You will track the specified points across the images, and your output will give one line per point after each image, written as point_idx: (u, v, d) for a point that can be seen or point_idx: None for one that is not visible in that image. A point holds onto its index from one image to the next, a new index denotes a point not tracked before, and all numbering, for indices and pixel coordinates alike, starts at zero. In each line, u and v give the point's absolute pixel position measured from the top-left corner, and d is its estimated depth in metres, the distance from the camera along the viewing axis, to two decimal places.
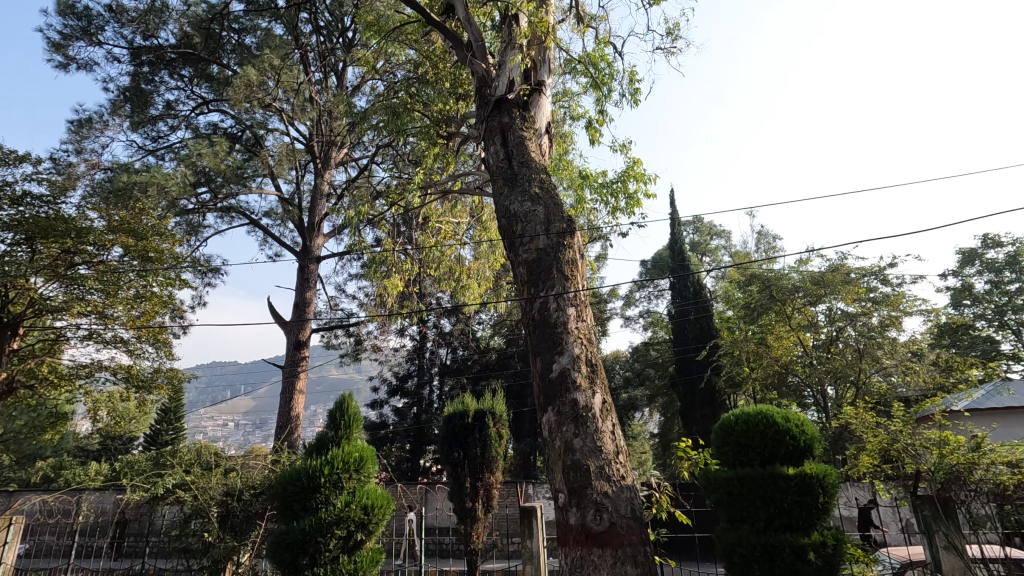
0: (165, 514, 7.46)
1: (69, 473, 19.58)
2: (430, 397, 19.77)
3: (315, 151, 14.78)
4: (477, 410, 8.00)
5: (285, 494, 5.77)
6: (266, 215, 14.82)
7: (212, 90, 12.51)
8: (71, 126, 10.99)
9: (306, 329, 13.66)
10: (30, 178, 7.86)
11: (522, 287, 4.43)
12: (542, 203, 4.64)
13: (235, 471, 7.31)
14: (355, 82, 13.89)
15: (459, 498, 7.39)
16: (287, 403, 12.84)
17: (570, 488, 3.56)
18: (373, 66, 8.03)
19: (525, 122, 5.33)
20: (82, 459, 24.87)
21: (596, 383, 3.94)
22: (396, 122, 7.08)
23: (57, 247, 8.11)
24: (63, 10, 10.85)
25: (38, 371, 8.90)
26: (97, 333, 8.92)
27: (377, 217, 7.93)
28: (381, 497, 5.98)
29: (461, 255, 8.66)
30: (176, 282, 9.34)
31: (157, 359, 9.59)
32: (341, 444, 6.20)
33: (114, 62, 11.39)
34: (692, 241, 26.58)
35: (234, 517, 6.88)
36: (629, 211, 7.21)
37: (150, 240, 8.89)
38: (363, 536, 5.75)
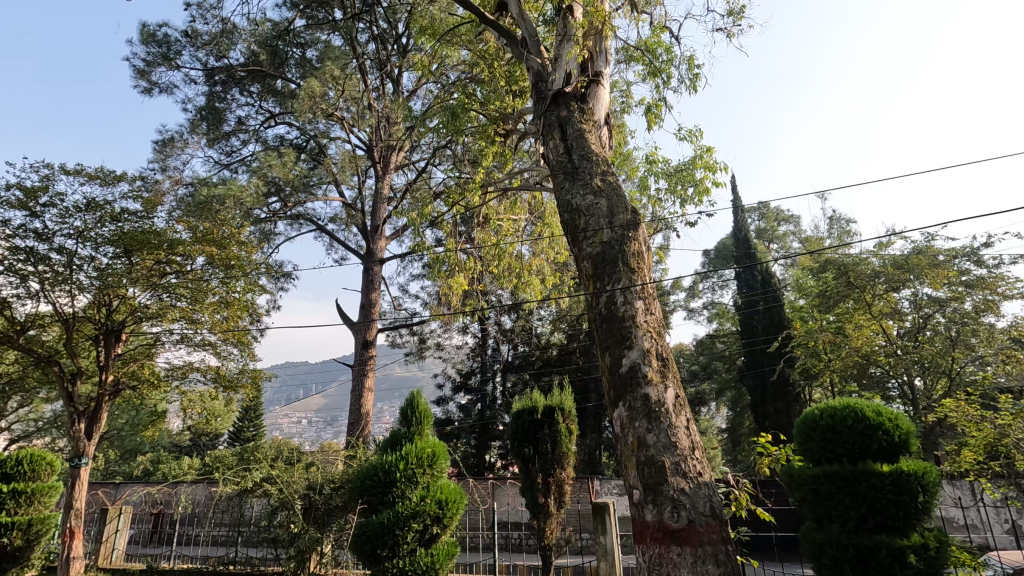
0: (254, 506, 7.99)
1: (165, 467, 21.36)
2: (494, 393, 20.03)
3: (376, 155, 15.23)
4: (546, 406, 7.95)
5: (363, 488, 6.04)
6: (331, 220, 15.41)
7: (279, 104, 13.13)
8: (156, 146, 11.85)
9: (372, 330, 14.14)
10: (126, 196, 8.52)
11: (588, 281, 4.37)
12: (606, 195, 4.55)
13: (316, 466, 7.70)
14: (411, 86, 14.18)
15: (532, 493, 7.47)
16: (358, 401, 13.33)
17: (645, 484, 3.49)
18: (429, 68, 8.16)
19: (583, 114, 5.24)
20: (177, 454, 27.10)
21: (668, 377, 3.83)
22: (455, 123, 7.13)
23: (151, 259, 8.78)
24: (145, 38, 11.67)
25: (140, 373, 9.73)
26: (189, 337, 9.59)
27: (439, 218, 8.08)
28: (454, 492, 6.09)
29: (522, 251, 8.69)
30: (256, 287, 9.89)
31: (241, 361, 10.22)
32: (414, 439, 6.38)
33: (191, 83, 12.15)
34: (758, 228, 25.46)
35: (316, 509, 7.24)
36: (698, 200, 6.97)
37: (230, 249, 9.47)
38: (438, 529, 5.88)
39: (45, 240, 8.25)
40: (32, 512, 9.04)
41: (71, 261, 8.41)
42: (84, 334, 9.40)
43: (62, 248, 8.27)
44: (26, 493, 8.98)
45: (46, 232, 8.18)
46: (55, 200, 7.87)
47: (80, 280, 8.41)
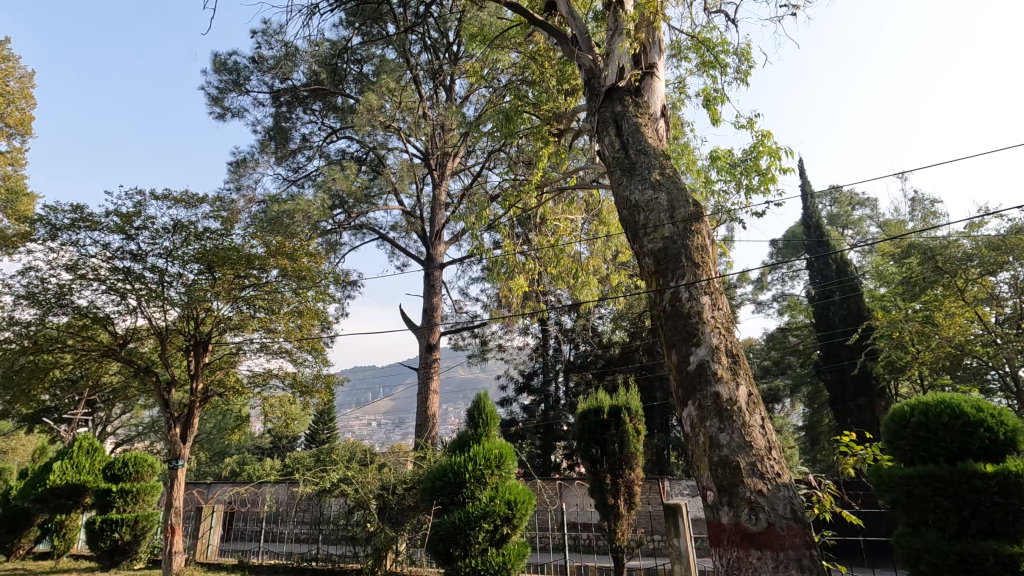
0: (332, 505, 8.36)
1: (250, 469, 22.75)
2: (557, 394, 20.00)
3: (432, 163, 15.58)
4: (612, 406, 7.83)
5: (435, 489, 6.19)
6: (392, 229, 15.89)
7: (339, 119, 13.69)
8: (231, 167, 12.64)
9: (435, 333, 14.46)
10: (207, 216, 9.15)
11: (650, 278, 4.25)
12: (665, 189, 4.42)
13: (388, 467, 7.97)
14: (464, 92, 14.44)
15: (601, 495, 7.42)
16: (424, 403, 13.67)
17: (719, 485, 3.36)
18: (480, 74, 8.27)
19: (638, 108, 5.13)
20: (260, 456, 28.80)
21: (740, 374, 3.67)
22: (509, 126, 7.15)
23: (231, 273, 9.37)
24: (217, 67, 12.49)
25: (226, 380, 10.42)
26: (267, 346, 10.18)
27: (496, 221, 8.17)
28: (523, 493, 6.12)
29: (581, 251, 8.62)
30: (326, 295, 10.39)
31: (316, 366, 10.75)
32: (481, 440, 6.47)
33: (259, 106, 12.87)
34: (830, 215, 24.09)
35: (390, 509, 7.50)
36: (763, 189, 6.68)
37: (302, 261, 9.98)
38: (509, 530, 5.94)
39: (139, 260, 8.99)
40: (137, 510, 9.84)
41: (162, 279, 9.11)
42: (175, 346, 10.17)
43: (154, 267, 8.98)
44: (132, 492, 9.81)
45: (140, 253, 8.92)
46: (146, 223, 8.56)
47: (170, 295, 9.10)
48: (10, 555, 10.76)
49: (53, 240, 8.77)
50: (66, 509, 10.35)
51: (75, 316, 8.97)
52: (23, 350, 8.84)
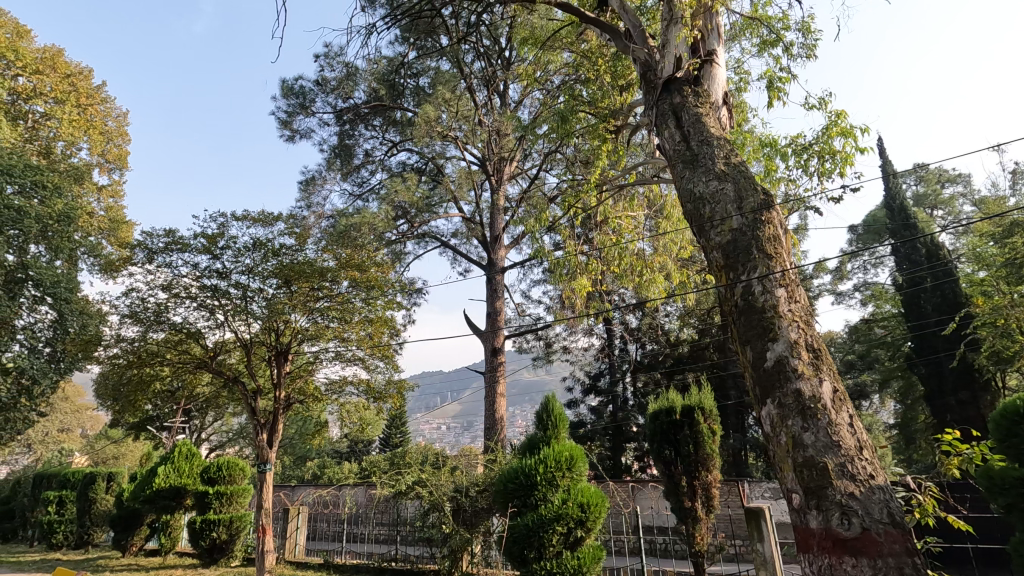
0: (409, 507, 8.61)
1: (330, 472, 23.86)
2: (625, 394, 19.68)
3: (490, 169, 15.76)
4: (684, 406, 7.59)
5: (506, 492, 6.24)
6: (453, 235, 16.18)
7: (399, 133, 14.13)
8: (302, 187, 13.32)
9: (499, 337, 14.57)
10: (282, 233, 9.71)
11: (718, 273, 4.01)
12: (731, 179, 4.17)
13: (460, 470, 8.11)
14: (517, 97, 14.52)
15: (677, 497, 7.23)
16: (492, 407, 13.82)
17: (806, 488, 3.14)
18: (533, 76, 8.26)
19: (699, 97, 4.88)
20: (338, 460, 30.16)
21: (823, 370, 3.40)
22: (564, 127, 7.08)
23: (307, 285, 9.87)
24: (285, 93, 13.24)
25: (306, 388, 10.98)
26: (342, 354, 10.66)
27: (556, 223, 8.15)
28: (595, 495, 6.05)
29: (644, 248, 8.42)
30: (394, 304, 10.75)
31: (387, 373, 11.14)
32: (551, 443, 6.44)
33: (324, 126, 13.51)
34: (916, 195, 22.34)
35: (464, 511, 7.61)
36: (839, 172, 6.28)
37: (371, 272, 10.39)
38: (583, 533, 5.88)
39: (225, 277, 9.66)
40: (231, 510, 10.53)
41: (245, 294, 9.75)
42: (259, 357, 10.84)
43: (237, 283, 9.62)
44: (227, 495, 10.54)
45: (225, 271, 9.57)
46: (229, 243, 9.18)
47: (253, 309, 9.72)
48: (125, 551, 11.84)
49: (150, 263, 9.59)
50: (170, 509, 11.23)
51: (171, 332, 9.75)
52: (129, 364, 9.71)
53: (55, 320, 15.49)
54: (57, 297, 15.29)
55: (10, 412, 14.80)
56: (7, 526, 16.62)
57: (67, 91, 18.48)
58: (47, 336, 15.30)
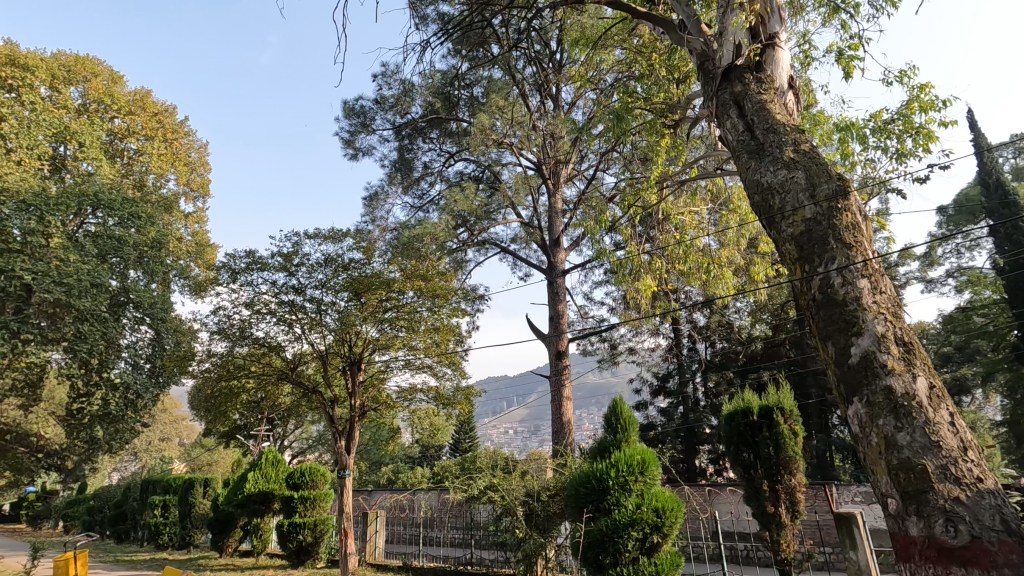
0: (482, 511, 8.73)
1: (404, 478, 24.57)
2: (695, 395, 19.05)
3: (546, 173, 15.77)
4: (762, 406, 7.27)
5: (578, 496, 6.19)
6: (512, 241, 16.28)
7: (455, 143, 14.41)
8: (366, 202, 13.85)
9: (563, 340, 14.50)
10: (351, 248, 10.15)
11: (792, 266, 3.77)
12: (801, 166, 3.90)
13: (530, 474, 8.12)
14: (570, 98, 14.46)
15: (758, 502, 6.92)
16: (559, 410, 13.76)
17: (903, 492, 2.91)
18: (586, 77, 8.19)
19: (762, 84, 4.61)
20: (411, 465, 30.98)
21: (916, 365, 3.15)
22: (620, 126, 6.95)
23: (376, 297, 10.26)
24: (347, 113, 13.83)
25: (379, 396, 11.39)
26: (411, 362, 11.00)
27: (616, 223, 8.04)
28: (671, 500, 5.92)
29: (710, 243, 8.14)
30: (458, 311, 10.97)
31: (455, 379, 11.38)
32: (621, 446, 6.34)
33: (384, 142, 14.00)
34: (1015, 168, 20.34)
35: (536, 516, 7.64)
36: (923, 150, 5.83)
37: (435, 281, 10.66)
38: (659, 538, 5.76)
39: (300, 293, 10.19)
40: (315, 514, 11.07)
41: (319, 307, 10.25)
42: (334, 367, 11.34)
43: (312, 297, 10.13)
44: (311, 499, 11.10)
45: (300, 286, 10.11)
46: (302, 260, 9.69)
47: (327, 321, 10.21)
48: (222, 551, 12.67)
49: (234, 282, 10.28)
50: (260, 513, 11.93)
51: (254, 346, 10.38)
52: (218, 377, 10.39)
53: (154, 338, 16.87)
54: (154, 317, 16.69)
55: (119, 424, 16.20)
56: (120, 528, 18.25)
57: (155, 128, 20.24)
58: (147, 353, 16.69)
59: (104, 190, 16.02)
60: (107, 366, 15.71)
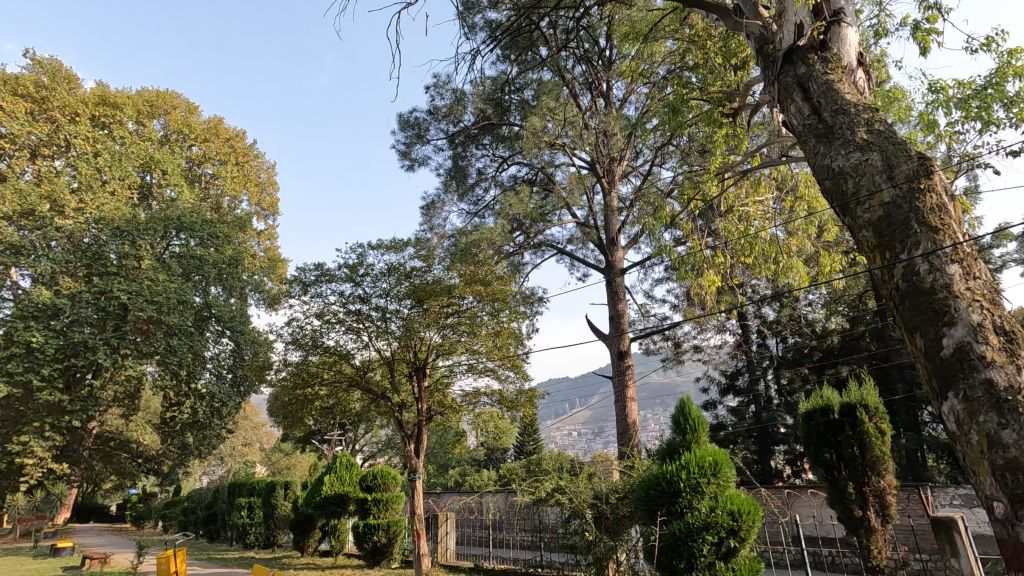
0: (551, 514, 8.74)
1: (471, 480, 24.90)
2: (768, 393, 18.25)
3: (600, 171, 15.59)
4: (843, 404, 6.86)
5: (648, 499, 6.06)
6: (569, 241, 16.20)
7: (508, 148, 14.53)
8: (424, 211, 14.19)
9: (625, 340, 14.26)
10: (412, 257, 10.44)
11: (871, 254, 3.51)
12: (875, 148, 3.63)
13: (598, 476, 8.04)
14: (622, 94, 14.24)
15: (843, 505, 6.55)
16: (623, 411, 13.53)
17: (1011, 495, 2.67)
18: (637, 71, 8.02)
19: (828, 63, 4.32)
20: (478, 467, 31.38)
21: (1020, 356, 2.87)
22: (676, 118, 6.77)
23: (438, 303, 10.51)
24: (403, 126, 14.23)
25: (445, 400, 11.63)
26: (475, 366, 11.17)
27: (676, 218, 7.83)
28: (747, 503, 5.70)
29: (777, 234, 7.76)
30: (518, 314, 11.04)
31: (518, 382, 11.45)
32: (691, 448, 6.16)
33: (439, 151, 14.30)
34: None
35: (606, 519, 7.56)
36: (1017, 119, 5.34)
37: (494, 285, 10.78)
38: (736, 543, 5.55)
39: (365, 302, 10.58)
40: (388, 516, 11.39)
41: (384, 315, 10.61)
42: (401, 373, 11.68)
43: (377, 306, 10.49)
44: (383, 501, 11.50)
45: (366, 296, 10.49)
46: (366, 270, 10.06)
47: (392, 328, 10.55)
48: (303, 551, 13.29)
49: (305, 294, 10.81)
50: (337, 515, 12.42)
51: (324, 354, 10.84)
52: (294, 384, 10.94)
53: (234, 349, 17.98)
54: (234, 329, 17.80)
55: (207, 431, 17.31)
56: (212, 527, 19.54)
57: (228, 152, 21.62)
58: (229, 364, 17.81)
59: (186, 214, 17.30)
60: (195, 377, 16.89)
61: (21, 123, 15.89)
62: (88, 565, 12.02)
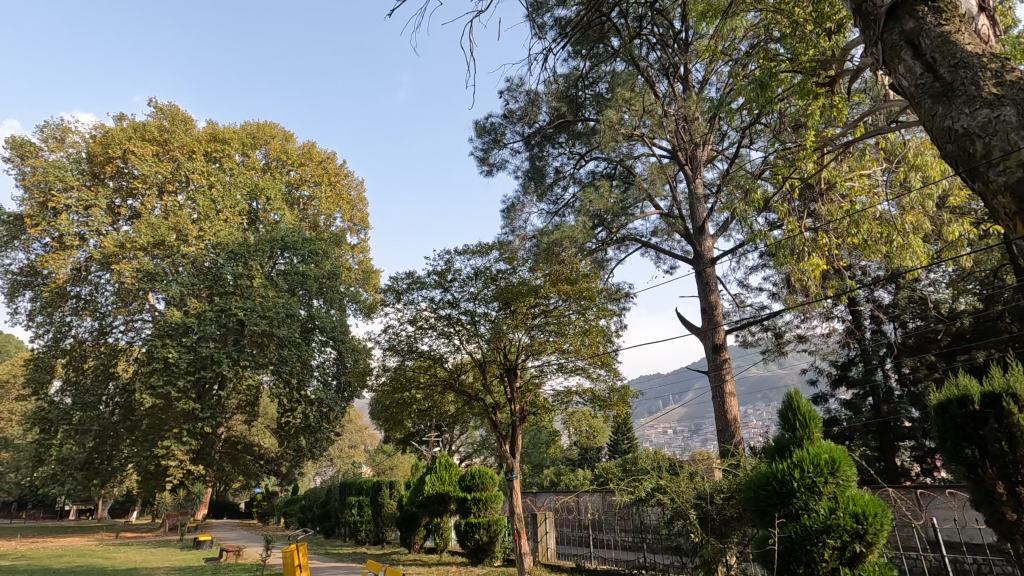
0: (652, 515, 8.53)
1: (566, 480, 24.83)
2: (887, 384, 16.75)
3: (682, 158, 15.01)
4: (986, 394, 6.08)
5: (758, 500, 5.69)
6: (653, 234, 15.73)
7: (585, 144, 14.39)
8: (505, 215, 14.36)
9: (720, 332, 13.50)
10: (497, 260, 10.62)
11: (1011, 227, 2.70)
12: (1012, 98, 2.74)
13: (701, 475, 7.73)
14: (701, 76, 13.61)
15: (992, 507, 5.83)
16: (722, 408, 12.88)
17: None
18: (717, 50, 7.63)
19: (942, 6, 3.21)
20: (572, 467, 31.25)
21: None
22: (765, 95, 6.31)
23: (525, 304, 10.60)
24: (480, 132, 14.52)
25: (537, 401, 11.69)
26: (566, 365, 11.15)
27: (770, 201, 7.34)
28: (873, 504, 5.21)
29: (889, 209, 7.07)
30: (606, 312, 10.88)
31: (610, 381, 11.29)
32: (804, 445, 5.74)
33: (516, 153, 14.42)
34: None
35: (712, 520, 7.26)
36: None
37: (581, 284, 10.68)
38: (863, 548, 5.08)
39: (455, 306, 10.89)
40: (488, 515, 11.66)
41: (473, 318, 10.86)
42: (493, 374, 11.88)
43: (466, 310, 10.76)
44: (483, 501, 11.76)
45: (456, 300, 10.80)
46: (453, 276, 10.35)
47: (482, 331, 10.79)
48: (410, 548, 13.90)
49: (398, 302, 11.31)
50: (439, 513, 12.88)
51: (420, 359, 11.30)
52: (393, 389, 11.45)
53: (337, 357, 19.20)
54: (336, 339, 19.02)
55: (318, 433, 18.26)
56: (328, 524, 20.95)
57: (322, 174, 23.17)
58: (334, 371, 19.05)
59: (289, 234, 18.78)
60: (305, 385, 18.20)
61: (149, 164, 17.98)
62: (225, 556, 13.30)
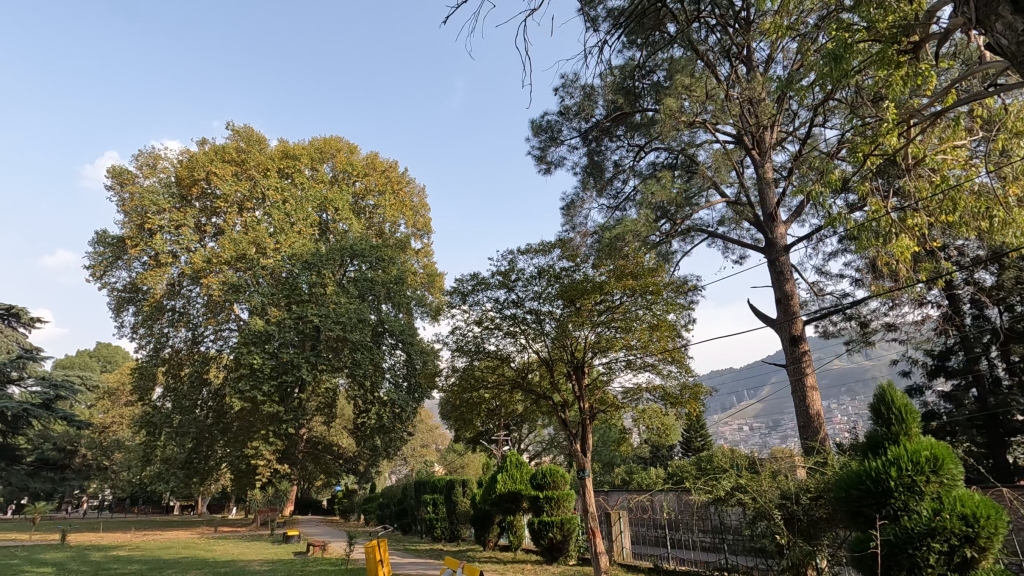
0: (732, 515, 8.21)
1: (638, 478, 24.34)
2: (994, 373, 15.24)
3: (748, 142, 14.34)
4: None
5: (850, 500, 5.34)
6: (720, 223, 15.13)
7: (644, 135, 14.07)
8: (565, 212, 14.27)
9: (797, 323, 12.80)
10: (560, 258, 10.58)
11: None
12: None
13: (784, 473, 7.34)
14: (766, 54, 12.94)
15: None
16: (804, 403, 12.22)
17: None
18: (783, 26, 7.22)
19: None
20: (644, 465, 30.57)
21: None
22: (839, 68, 5.91)
23: (590, 301, 10.50)
24: (536, 131, 14.52)
25: (606, 399, 11.53)
26: (634, 362, 10.94)
27: (849, 181, 6.86)
28: (985, 505, 4.77)
29: (988, 182, 6.44)
30: (674, 306, 10.59)
31: (681, 377, 10.96)
32: (900, 441, 5.33)
33: (573, 150, 14.30)
34: None
35: (799, 520, 6.91)
36: None
37: (647, 278, 10.42)
38: (974, 553, 4.68)
39: (519, 306, 10.96)
40: (562, 514, 11.66)
41: (538, 318, 10.88)
42: (559, 372, 11.83)
43: (531, 309, 10.80)
44: (555, 499, 11.76)
45: (519, 300, 10.86)
46: (516, 276, 10.42)
47: (547, 330, 10.79)
48: (485, 545, 14.08)
49: (464, 304, 11.51)
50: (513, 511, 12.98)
51: (487, 359, 11.46)
52: (461, 389, 11.67)
53: (406, 359, 19.76)
54: (405, 341, 19.61)
55: (392, 434, 19.11)
56: (405, 521, 21.63)
57: (385, 182, 23.93)
58: (404, 373, 19.66)
59: (357, 243, 19.55)
60: (377, 386, 18.87)
61: (229, 184, 19.29)
62: (312, 551, 14.02)
